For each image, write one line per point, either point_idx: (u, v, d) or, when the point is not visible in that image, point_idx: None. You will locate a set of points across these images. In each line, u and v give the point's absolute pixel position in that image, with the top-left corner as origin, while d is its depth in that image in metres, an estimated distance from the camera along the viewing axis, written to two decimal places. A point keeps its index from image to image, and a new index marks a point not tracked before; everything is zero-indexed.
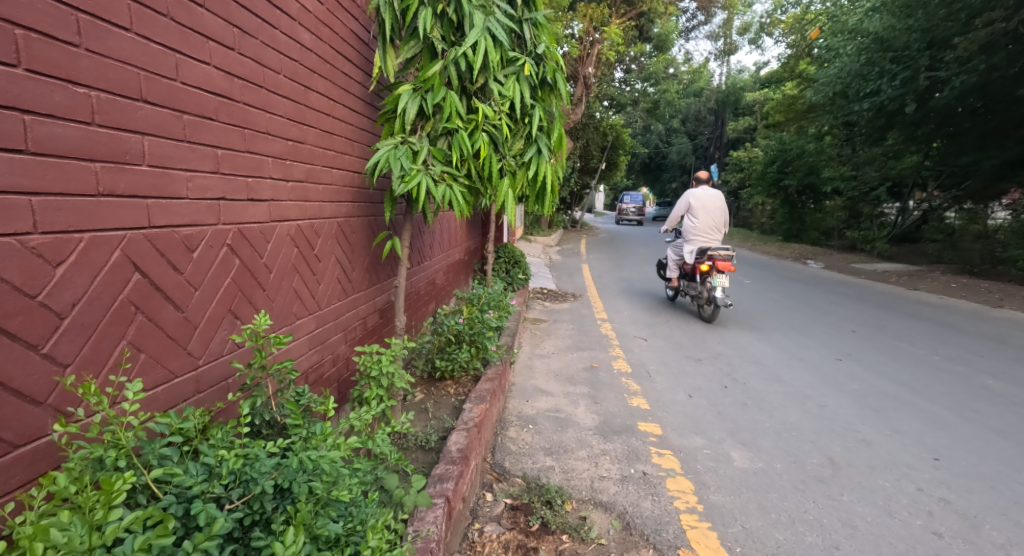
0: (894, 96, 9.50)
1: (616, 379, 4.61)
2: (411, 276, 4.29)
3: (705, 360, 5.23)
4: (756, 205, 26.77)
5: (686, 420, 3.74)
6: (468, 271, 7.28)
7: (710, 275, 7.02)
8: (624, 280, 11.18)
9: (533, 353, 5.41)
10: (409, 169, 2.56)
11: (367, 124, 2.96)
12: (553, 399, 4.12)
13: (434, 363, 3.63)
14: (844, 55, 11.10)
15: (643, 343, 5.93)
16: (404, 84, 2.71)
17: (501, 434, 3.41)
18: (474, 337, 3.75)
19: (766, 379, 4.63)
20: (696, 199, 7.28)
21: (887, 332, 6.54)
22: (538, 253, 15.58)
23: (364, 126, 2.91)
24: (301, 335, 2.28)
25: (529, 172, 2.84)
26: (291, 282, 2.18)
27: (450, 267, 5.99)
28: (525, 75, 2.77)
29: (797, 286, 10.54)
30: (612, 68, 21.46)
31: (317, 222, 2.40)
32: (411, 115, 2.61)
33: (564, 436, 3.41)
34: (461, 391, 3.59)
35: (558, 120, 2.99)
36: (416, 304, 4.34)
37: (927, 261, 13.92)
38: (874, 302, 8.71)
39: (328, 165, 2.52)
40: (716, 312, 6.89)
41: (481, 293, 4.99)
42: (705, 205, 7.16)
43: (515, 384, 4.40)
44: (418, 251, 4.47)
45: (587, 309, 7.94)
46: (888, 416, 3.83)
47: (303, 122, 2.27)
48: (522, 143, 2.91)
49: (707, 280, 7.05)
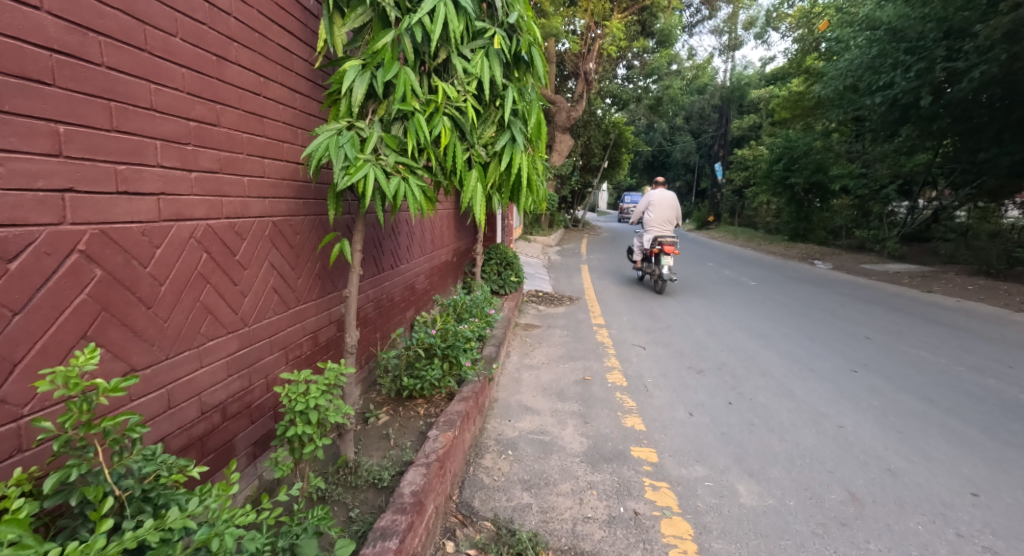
0: (908, 88, 9.04)
1: (610, 395, 4.19)
2: (383, 282, 3.90)
3: (708, 371, 4.81)
4: (761, 204, 26.28)
5: (685, 444, 3.32)
6: (456, 276, 6.87)
7: (661, 257, 9.16)
8: (624, 281, 10.77)
9: (522, 363, 4.99)
10: (354, 159, 2.16)
11: (313, 106, 2.56)
12: (538, 418, 3.71)
13: (402, 381, 3.23)
14: (854, 47, 10.65)
15: (642, 351, 5.51)
16: (352, 59, 2.31)
17: (474, 462, 3.01)
18: (448, 350, 3.35)
19: (775, 394, 4.21)
20: (653, 199, 9.44)
21: (904, 339, 6.10)
22: (537, 253, 15.18)
23: (310, 110, 2.53)
24: (212, 360, 1.87)
25: (501, 163, 2.45)
26: (194, 296, 1.77)
27: (434, 271, 5.58)
28: (495, 50, 2.38)
29: (805, 289, 10.07)
30: (614, 64, 21.04)
31: (239, 220, 2.01)
32: (358, 95, 2.22)
33: (546, 464, 3.01)
34: (432, 412, 3.19)
35: (536, 104, 2.60)
36: (389, 313, 3.94)
37: (940, 261, 13.44)
38: (888, 305, 8.26)
39: (257, 154, 2.13)
40: (665, 285, 9.00)
41: (462, 299, 4.59)
42: (659, 204, 9.26)
43: (497, 401, 3.99)
44: (393, 253, 4.09)
45: (583, 314, 7.54)
46: (914, 439, 3.41)
47: (215, 99, 1.87)
48: (493, 130, 2.53)
49: (660, 261, 9.15)
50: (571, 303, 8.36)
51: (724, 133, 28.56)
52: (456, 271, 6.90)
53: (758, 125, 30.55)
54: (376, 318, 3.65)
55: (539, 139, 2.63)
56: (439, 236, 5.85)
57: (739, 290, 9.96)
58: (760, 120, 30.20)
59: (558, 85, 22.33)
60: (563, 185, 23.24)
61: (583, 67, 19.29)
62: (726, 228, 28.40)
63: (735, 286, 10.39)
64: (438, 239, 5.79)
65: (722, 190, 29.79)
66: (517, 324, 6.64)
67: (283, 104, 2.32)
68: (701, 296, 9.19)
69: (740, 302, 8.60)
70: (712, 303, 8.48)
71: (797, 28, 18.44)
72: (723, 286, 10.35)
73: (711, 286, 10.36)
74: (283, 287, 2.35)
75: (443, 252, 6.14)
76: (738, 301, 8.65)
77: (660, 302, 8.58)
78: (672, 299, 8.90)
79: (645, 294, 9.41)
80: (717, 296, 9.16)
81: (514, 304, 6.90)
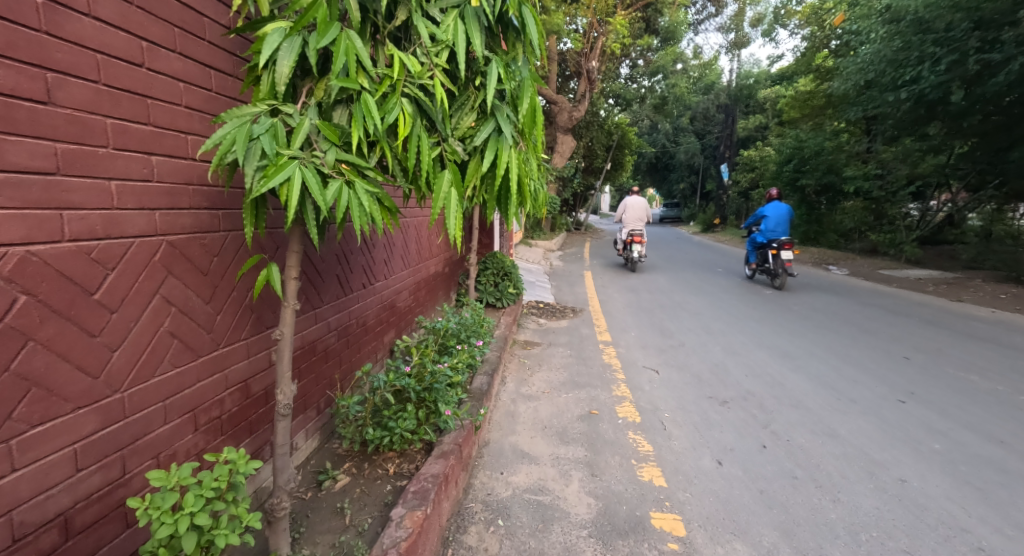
0: (937, 83, 8.43)
1: (621, 435, 3.60)
2: (353, 305, 3.31)
3: (732, 403, 4.21)
4: (768, 206, 25.67)
5: (717, 507, 2.72)
6: (448, 290, 6.31)
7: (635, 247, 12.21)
8: (630, 290, 10.16)
9: (518, 392, 4.40)
10: (274, 156, 1.55)
11: (218, 82, 2.00)
12: (536, 469, 3.11)
13: (365, 433, 2.61)
14: (875, 40, 10.04)
15: (653, 375, 4.92)
16: (279, 19, 1.71)
17: (456, 540, 2.40)
18: (426, 393, 2.75)
19: (812, 433, 3.62)
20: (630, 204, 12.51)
21: (946, 359, 5.48)
22: (539, 259, 14.62)
23: (224, 92, 2.01)
24: (35, 451, 1.35)
25: (485, 162, 1.86)
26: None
27: (420, 285, 5.00)
28: (471, 9, 1.78)
29: (824, 298, 9.44)
30: (617, 62, 20.49)
31: (97, 243, 1.50)
32: (283, 69, 1.62)
33: (546, 541, 2.41)
34: (405, 471, 2.59)
35: (529, 82, 1.99)
36: (359, 341, 3.35)
37: (963, 268, 12.77)
38: (918, 317, 7.63)
39: (133, 144, 1.62)
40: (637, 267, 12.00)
41: (445, 322, 3.87)
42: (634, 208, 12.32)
43: (488, 446, 3.38)
44: (366, 270, 3.51)
45: (588, 329, 6.94)
46: (997, 499, 2.80)
47: (43, 64, 1.35)
48: (474, 118, 1.93)
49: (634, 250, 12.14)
50: (574, 315, 7.76)
51: (729, 134, 27.95)
52: (449, 283, 6.35)
53: (765, 125, 29.93)
54: (342, 349, 3.08)
55: (535, 131, 2.03)
56: (427, 248, 5.29)
57: (754, 299, 9.34)
58: (766, 120, 29.58)
59: (560, 84, 21.78)
60: (565, 187, 22.69)
61: (586, 66, 18.75)
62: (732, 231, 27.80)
63: (748, 295, 9.77)
64: (426, 250, 5.23)
65: (727, 192, 29.20)
66: (515, 341, 6.07)
67: (170, 77, 1.76)
68: (714, 306, 8.57)
69: (757, 313, 7.99)
70: (725, 314, 7.87)
71: (807, 25, 17.82)
72: (735, 296, 9.73)
73: (722, 295, 9.73)
74: (180, 333, 1.81)
75: (433, 264, 5.57)
76: (753, 312, 8.03)
77: (670, 314, 7.96)
78: (683, 310, 8.29)
79: (653, 304, 8.79)
80: (730, 307, 8.53)
81: (512, 319, 6.34)
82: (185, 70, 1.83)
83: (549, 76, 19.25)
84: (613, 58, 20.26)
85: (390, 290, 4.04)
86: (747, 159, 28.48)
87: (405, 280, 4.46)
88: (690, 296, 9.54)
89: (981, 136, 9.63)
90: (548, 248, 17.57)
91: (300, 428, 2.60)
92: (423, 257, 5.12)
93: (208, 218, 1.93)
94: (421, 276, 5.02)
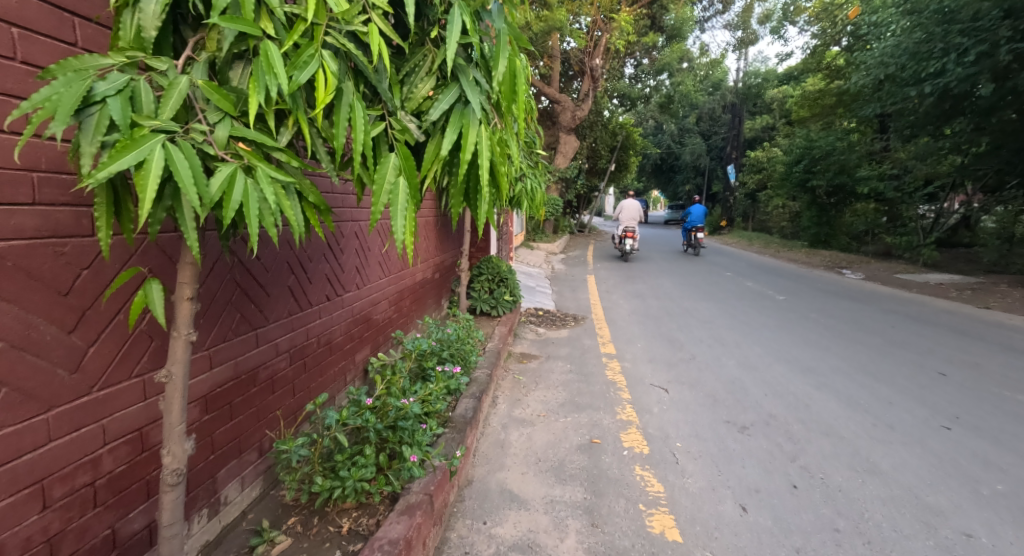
0: (963, 76, 7.93)
1: (626, 471, 3.13)
2: (313, 320, 2.85)
3: (753, 428, 3.73)
4: (776, 208, 25.09)
5: None
6: (439, 301, 5.89)
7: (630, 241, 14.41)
8: (636, 295, 9.67)
9: (510, 416, 3.93)
10: (126, 125, 1.06)
11: (82, 34, 1.59)
12: (527, 516, 2.64)
13: (312, 483, 2.12)
14: (893, 32, 9.55)
15: (663, 395, 4.45)
16: None
17: None
18: (392, 434, 2.28)
19: (851, 469, 3.13)
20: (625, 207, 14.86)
21: (987, 375, 4.97)
22: (540, 262, 14.17)
23: (88, 44, 1.62)
24: None
25: (445, 141, 1.39)
26: None
27: (403, 294, 4.53)
28: None
29: (842, 305, 8.91)
30: (622, 60, 20.03)
31: None
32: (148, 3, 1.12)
33: None
34: (362, 528, 2.11)
35: (507, 38, 1.52)
36: (320, 362, 2.89)
37: (984, 273, 12.24)
38: (946, 326, 7.10)
39: None
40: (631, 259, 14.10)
41: (425, 341, 3.41)
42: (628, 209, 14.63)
43: (472, 486, 2.92)
44: (330, 279, 3.05)
45: (591, 339, 6.47)
46: None
47: None
48: (432, 85, 1.47)
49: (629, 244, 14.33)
50: (576, 324, 7.29)
51: (736, 134, 27.40)
52: (439, 292, 5.92)
53: (772, 125, 29.37)
54: (295, 375, 2.61)
55: (514, 106, 1.56)
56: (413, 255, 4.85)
57: (767, 306, 8.82)
58: (773, 120, 29.01)
59: (564, 84, 21.31)
60: (568, 189, 22.20)
61: (589, 64, 18.29)
62: (739, 233, 27.24)
63: (760, 302, 9.25)
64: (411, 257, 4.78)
65: (734, 194, 28.64)
66: (510, 354, 5.61)
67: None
68: (725, 314, 8.06)
69: (771, 321, 7.48)
70: (737, 323, 7.37)
71: (818, 20, 17.30)
72: (747, 302, 9.21)
73: (733, 302, 9.22)
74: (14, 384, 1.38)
75: (421, 272, 5.14)
76: (767, 321, 7.53)
77: (679, 323, 7.46)
78: (691, 318, 7.79)
79: (659, 311, 8.30)
80: (743, 315, 8.01)
81: (507, 329, 5.89)
82: (23, 12, 1.40)
83: (552, 75, 18.80)
84: (618, 57, 19.80)
85: (364, 302, 3.59)
86: (755, 160, 27.91)
87: (384, 291, 4.01)
88: (698, 303, 9.03)
89: (1009, 133, 9.10)
90: (550, 251, 17.09)
91: (235, 476, 2.11)
92: (407, 266, 4.67)
93: (68, 216, 1.52)
94: (405, 286, 4.59)
